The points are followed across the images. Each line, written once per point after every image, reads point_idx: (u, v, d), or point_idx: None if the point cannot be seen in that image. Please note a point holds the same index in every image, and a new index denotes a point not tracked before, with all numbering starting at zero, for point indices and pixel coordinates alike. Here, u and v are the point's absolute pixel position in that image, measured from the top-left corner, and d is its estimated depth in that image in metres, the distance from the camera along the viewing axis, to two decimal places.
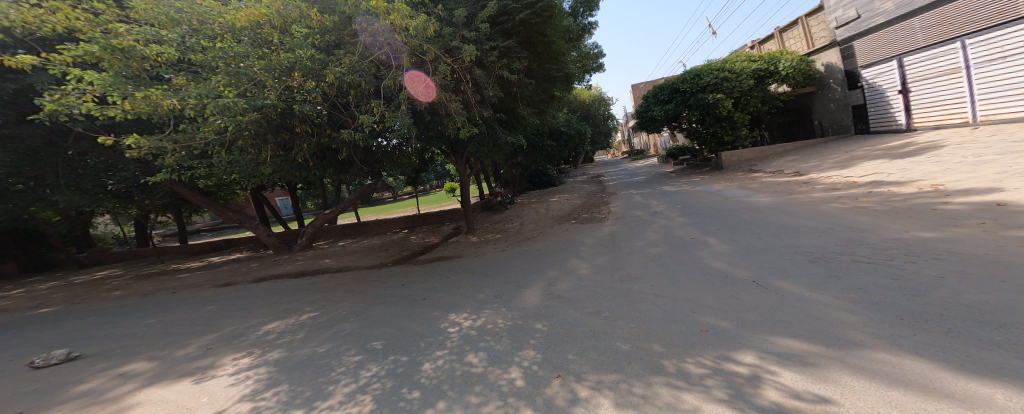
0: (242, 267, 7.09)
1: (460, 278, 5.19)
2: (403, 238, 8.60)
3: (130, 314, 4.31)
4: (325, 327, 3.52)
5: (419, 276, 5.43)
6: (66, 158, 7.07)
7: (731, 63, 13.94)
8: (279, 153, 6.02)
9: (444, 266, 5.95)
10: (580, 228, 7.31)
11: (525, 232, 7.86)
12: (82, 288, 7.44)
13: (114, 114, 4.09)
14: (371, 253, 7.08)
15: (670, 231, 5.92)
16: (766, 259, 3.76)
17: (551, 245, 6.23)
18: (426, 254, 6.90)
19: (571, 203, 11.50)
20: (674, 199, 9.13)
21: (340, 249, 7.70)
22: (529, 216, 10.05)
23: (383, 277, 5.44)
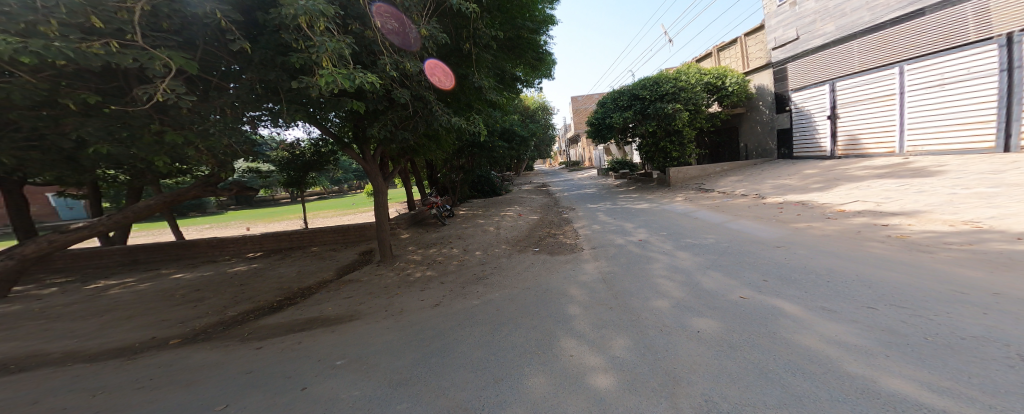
0: None
1: (324, 393, 2.32)
2: (256, 276, 5.27)
3: None
4: None
5: (224, 384, 2.41)
6: None
7: (686, 74, 13.55)
8: None
9: (305, 348, 2.99)
10: (551, 267, 4.99)
11: (472, 267, 5.36)
12: None
13: None
14: (161, 320, 3.70)
15: (698, 282, 3.92)
16: (1014, 382, 1.72)
17: (515, 306, 3.75)
18: (290, 314, 3.82)
19: (523, 220, 9.28)
20: (650, 221, 7.49)
21: (103, 310, 4.10)
22: (472, 238, 7.47)
23: (109, 394, 2.25)
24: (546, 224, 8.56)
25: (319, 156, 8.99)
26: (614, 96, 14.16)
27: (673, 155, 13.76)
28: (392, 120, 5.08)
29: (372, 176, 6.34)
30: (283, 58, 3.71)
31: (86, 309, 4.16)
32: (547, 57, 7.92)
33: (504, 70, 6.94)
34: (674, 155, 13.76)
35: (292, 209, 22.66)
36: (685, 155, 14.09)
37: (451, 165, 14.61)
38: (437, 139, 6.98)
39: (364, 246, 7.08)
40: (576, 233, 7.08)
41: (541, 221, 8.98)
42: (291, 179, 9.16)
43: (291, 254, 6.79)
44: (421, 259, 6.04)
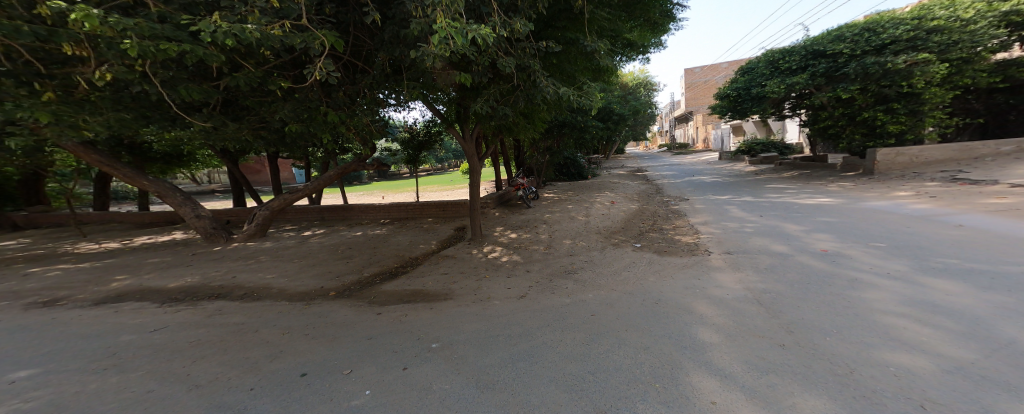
0: (185, 266, 5.95)
1: (419, 377, 2.29)
2: (382, 238, 6.89)
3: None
4: None
5: (345, 348, 2.71)
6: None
7: (959, 8, 10.67)
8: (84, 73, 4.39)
9: (405, 326, 3.20)
10: (664, 270, 4.38)
11: (561, 259, 5.52)
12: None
13: None
14: (322, 272, 5.04)
15: (991, 337, 2.26)
16: None
17: (614, 317, 3.19)
18: (402, 288, 4.54)
19: (620, 211, 8.83)
20: (797, 226, 5.91)
21: (299, 265, 5.54)
22: (559, 224, 7.75)
23: (291, 340, 2.94)
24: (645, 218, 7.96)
25: (429, 136, 9.88)
26: (789, 61, 12.34)
27: (891, 128, 11.07)
28: (495, 95, 5.47)
29: (469, 155, 6.59)
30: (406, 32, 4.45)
31: (303, 264, 5.83)
32: (671, 15, 6.93)
33: (621, 30, 6.34)
34: (891, 128, 11.02)
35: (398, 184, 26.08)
36: (913, 129, 11.11)
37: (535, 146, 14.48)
38: (532, 116, 7.05)
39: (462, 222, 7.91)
40: (684, 230, 6.39)
41: (638, 214, 8.41)
42: (410, 158, 10.35)
43: (422, 221, 8.09)
44: (513, 246, 6.43)
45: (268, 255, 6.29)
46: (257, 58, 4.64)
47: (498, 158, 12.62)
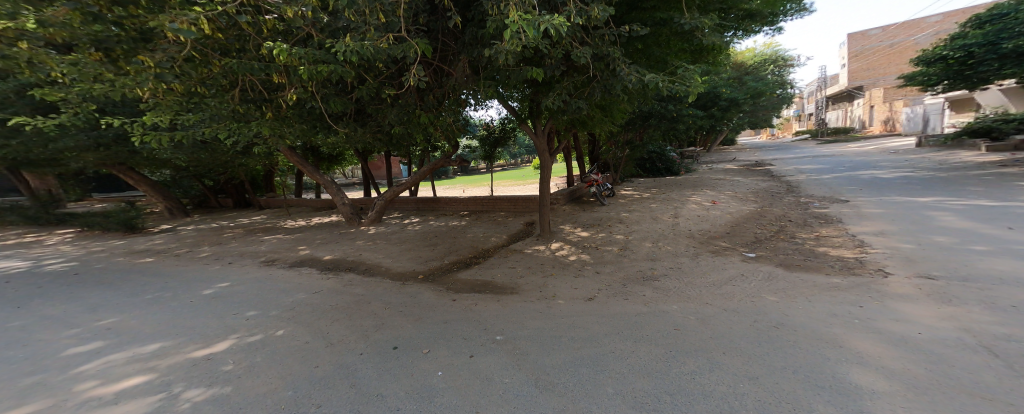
0: (321, 248, 7.52)
1: (481, 367, 2.55)
2: (459, 230, 7.47)
3: (175, 317, 4.17)
4: (243, 391, 2.46)
5: (427, 331, 3.33)
6: (202, 125, 8.51)
7: None
8: (270, 96, 6.04)
9: (474, 316, 3.62)
10: (765, 289, 3.85)
11: (637, 262, 5.16)
12: (215, 248, 8.68)
13: (190, 84, 5.10)
14: (409, 262, 5.81)
15: None
16: None
17: (705, 335, 2.82)
18: (479, 277, 4.90)
19: (720, 214, 7.82)
20: (991, 251, 4.36)
21: (397, 253, 6.49)
22: (639, 224, 7.19)
23: (391, 326, 3.58)
24: (748, 226, 6.89)
25: (502, 133, 10.32)
26: None
27: None
28: (568, 88, 5.27)
29: (539, 151, 6.54)
30: (481, 32, 4.75)
31: (406, 248, 6.78)
32: None
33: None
34: None
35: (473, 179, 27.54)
36: None
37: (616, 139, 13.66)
38: (608, 108, 6.62)
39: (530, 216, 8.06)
40: (794, 246, 5.43)
41: (734, 219, 7.38)
42: (486, 155, 10.74)
43: (502, 212, 8.51)
44: (592, 242, 6.33)
45: (381, 241, 7.50)
46: (374, 70, 5.66)
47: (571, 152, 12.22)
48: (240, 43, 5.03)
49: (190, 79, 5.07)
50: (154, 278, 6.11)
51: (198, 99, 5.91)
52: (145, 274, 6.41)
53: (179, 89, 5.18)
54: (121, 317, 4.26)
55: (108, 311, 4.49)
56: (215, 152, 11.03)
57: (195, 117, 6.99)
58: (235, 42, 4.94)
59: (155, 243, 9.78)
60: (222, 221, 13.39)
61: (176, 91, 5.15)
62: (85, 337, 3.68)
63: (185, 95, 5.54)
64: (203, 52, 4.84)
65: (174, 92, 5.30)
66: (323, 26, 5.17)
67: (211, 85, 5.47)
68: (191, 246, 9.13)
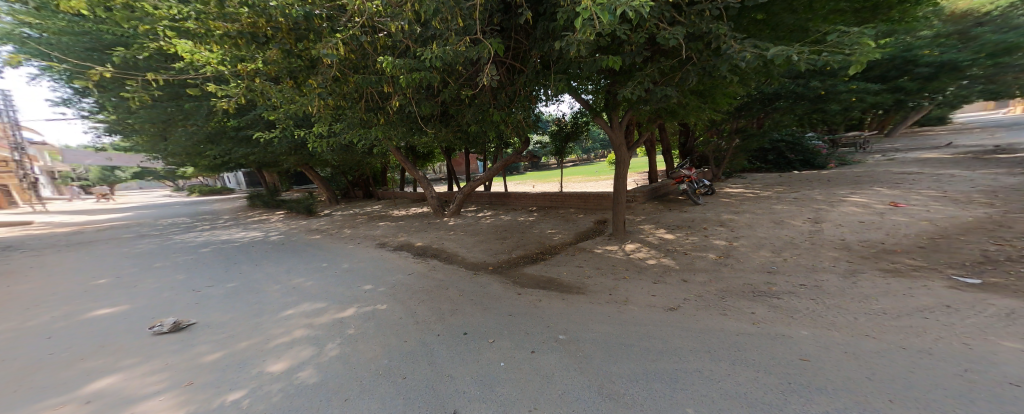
0: (420, 235, 8.60)
1: (544, 365, 2.60)
2: (529, 225, 7.63)
3: (308, 286, 5.34)
4: (344, 357, 3.05)
5: (493, 320, 3.51)
6: (337, 136, 10.54)
7: None
8: (381, 104, 7.08)
9: (538, 311, 3.63)
10: (932, 328, 2.72)
11: (733, 274, 4.39)
12: (347, 230, 10.76)
13: (342, 94, 6.42)
14: (482, 254, 6.18)
15: None
16: None
17: (841, 372, 2.19)
18: (540, 272, 4.93)
19: (873, 218, 6.02)
20: None
21: (477, 243, 6.96)
22: (746, 229, 6.08)
23: (462, 311, 3.87)
24: (910, 236, 5.16)
25: (576, 127, 9.91)
26: None
27: None
28: (652, 74, 4.74)
29: (616, 145, 6.11)
30: (554, 27, 4.61)
31: (480, 239, 7.20)
32: None
33: None
34: None
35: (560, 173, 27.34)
36: None
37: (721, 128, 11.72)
38: (703, 91, 5.72)
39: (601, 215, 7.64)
40: (984, 269, 3.86)
41: (877, 228, 5.63)
42: (558, 151, 10.53)
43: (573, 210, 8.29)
44: (671, 247, 5.65)
45: (461, 232, 8.15)
46: (456, 74, 6.08)
47: (655, 147, 11.04)
48: (362, 61, 5.97)
49: (342, 91, 6.35)
50: (305, 253, 7.93)
51: (348, 111, 7.40)
52: (300, 249, 8.38)
53: (341, 99, 6.51)
54: (282, 281, 5.69)
55: (271, 277, 6.02)
56: (349, 152, 13.54)
57: (340, 125, 8.82)
58: (363, 59, 5.91)
59: (313, 225, 12.73)
60: (355, 209, 16.45)
61: (338, 100, 6.54)
62: (272, 293, 5.11)
63: (344, 105, 7.00)
64: (346, 69, 5.98)
65: (337, 102, 6.70)
66: (415, 36, 5.66)
67: (357, 95, 6.65)
68: (333, 228, 11.52)
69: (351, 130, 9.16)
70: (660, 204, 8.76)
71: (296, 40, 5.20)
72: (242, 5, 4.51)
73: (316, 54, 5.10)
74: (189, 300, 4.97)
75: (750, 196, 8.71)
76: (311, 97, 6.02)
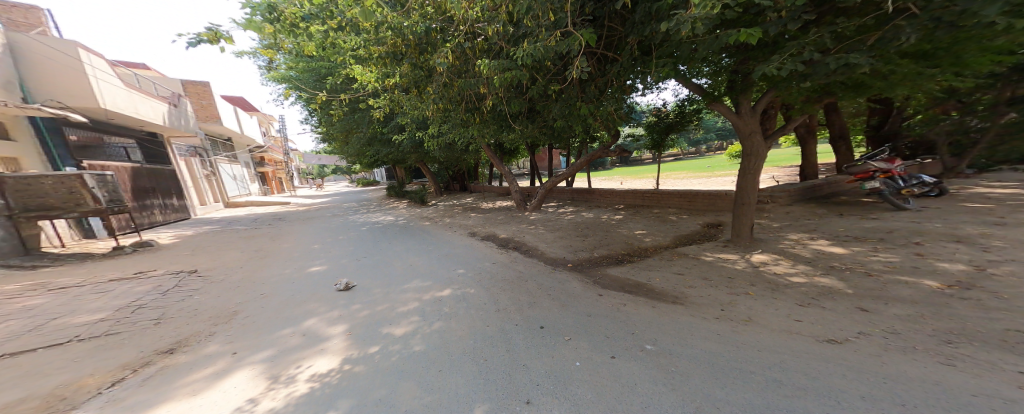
0: (509, 226, 8.90)
1: (626, 373, 2.40)
2: (616, 223, 7.32)
3: (410, 266, 6.06)
4: (430, 335, 3.36)
5: (572, 318, 3.39)
6: (441, 134, 11.64)
7: None
8: (477, 106, 7.51)
9: (622, 316, 3.36)
10: None
11: (894, 300, 3.33)
12: (447, 219, 11.86)
13: (449, 101, 7.08)
14: (566, 250, 6.06)
15: None
16: None
17: None
18: (629, 276, 4.54)
19: None
20: None
21: (563, 238, 6.85)
22: (922, 244, 4.55)
23: (540, 304, 3.84)
24: None
25: (680, 117, 8.83)
26: None
27: None
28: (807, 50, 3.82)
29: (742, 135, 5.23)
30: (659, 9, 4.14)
31: (559, 235, 7.14)
32: None
33: None
34: None
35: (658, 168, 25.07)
36: None
37: (927, 104, 8.38)
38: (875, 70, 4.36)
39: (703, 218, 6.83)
40: None
41: None
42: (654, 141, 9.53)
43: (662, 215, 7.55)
44: (791, 260, 4.63)
45: (540, 227, 8.20)
46: (544, 70, 6.05)
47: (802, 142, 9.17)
48: (464, 68, 6.40)
49: (451, 98, 7.00)
50: (411, 237, 9.03)
51: (458, 116, 8.13)
52: (408, 234, 9.57)
53: (450, 105, 7.29)
54: (392, 261, 6.60)
55: (384, 256, 7.03)
56: (451, 149, 14.78)
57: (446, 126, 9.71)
58: (466, 67, 6.35)
59: (420, 213, 14.47)
60: (455, 200, 17.95)
61: (450, 106, 7.31)
62: (385, 269, 5.98)
63: (455, 110, 7.75)
64: (454, 78, 6.54)
65: (448, 107, 7.52)
66: (509, 37, 5.70)
67: (460, 102, 7.24)
68: (435, 217, 12.81)
69: (454, 130, 10.00)
70: (805, 210, 7.29)
71: (418, 53, 6.25)
72: (387, 31, 5.82)
73: (432, 62, 5.99)
74: (346, 266, 6.37)
75: (938, 202, 6.50)
76: (427, 101, 7.34)
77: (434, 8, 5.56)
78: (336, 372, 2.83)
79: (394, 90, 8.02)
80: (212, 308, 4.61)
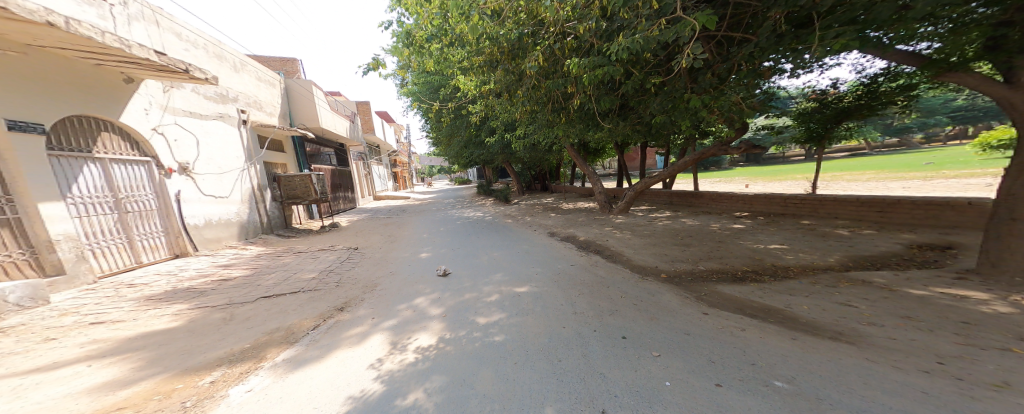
0: (594, 228, 8.62)
1: (732, 406, 2.09)
2: (723, 234, 6.63)
3: (496, 260, 6.34)
4: (515, 327, 3.47)
5: (664, 332, 3.11)
6: (529, 136, 11.84)
7: None
8: (564, 105, 7.41)
9: (729, 339, 2.94)
10: None
11: None
12: (531, 218, 12.06)
13: (534, 101, 7.18)
14: (658, 258, 5.59)
15: None
16: None
17: None
18: (738, 297, 3.93)
19: None
20: None
21: (656, 246, 6.35)
22: None
23: (626, 313, 3.61)
24: None
25: (864, 99, 7.20)
26: None
27: None
28: None
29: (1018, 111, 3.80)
30: None
31: (649, 243, 6.61)
32: None
33: None
34: None
35: (803, 168, 21.37)
36: None
37: None
38: None
39: (904, 239, 5.60)
40: None
41: None
42: (811, 128, 8.37)
43: (803, 236, 6.23)
44: (987, 297, 3.45)
45: (626, 232, 7.74)
46: (643, 63, 5.70)
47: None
48: (553, 68, 6.39)
49: (539, 97, 7.03)
50: (497, 233, 9.43)
51: (544, 118, 8.18)
52: (494, 230, 10.01)
53: (535, 105, 7.38)
54: (484, 253, 6.99)
55: (472, 249, 7.50)
56: (536, 149, 14.98)
57: (531, 127, 9.90)
58: (555, 68, 6.32)
59: (505, 211, 15.00)
60: (538, 200, 18.15)
61: (536, 106, 7.40)
62: (477, 260, 6.39)
63: (540, 111, 7.79)
64: (541, 79, 6.59)
65: (534, 108, 7.60)
66: (601, 33, 5.48)
67: (546, 102, 7.28)
68: (519, 215, 13.10)
69: (539, 131, 10.10)
70: None
71: (511, 59, 6.53)
72: (485, 42, 6.30)
73: (522, 66, 6.22)
74: (440, 255, 7.00)
75: None
76: (517, 105, 7.60)
77: (526, 14, 5.63)
78: (433, 348, 3.13)
79: (489, 96, 8.48)
80: (339, 281, 5.56)
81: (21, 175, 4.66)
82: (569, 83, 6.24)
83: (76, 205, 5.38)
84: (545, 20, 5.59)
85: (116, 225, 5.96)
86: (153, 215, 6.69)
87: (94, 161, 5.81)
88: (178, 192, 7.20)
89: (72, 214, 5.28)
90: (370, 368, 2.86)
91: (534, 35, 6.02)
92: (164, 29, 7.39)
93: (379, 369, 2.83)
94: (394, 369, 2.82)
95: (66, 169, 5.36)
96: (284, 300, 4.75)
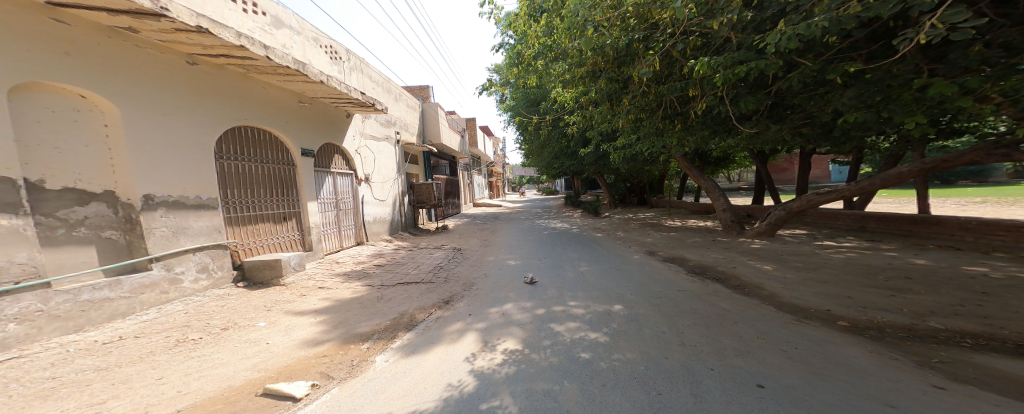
0: (716, 252, 7.52)
1: None
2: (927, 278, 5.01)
3: (603, 275, 6.08)
4: (608, 347, 3.27)
5: (825, 390, 2.49)
6: (634, 146, 11.16)
7: None
8: (679, 110, 6.75)
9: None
10: None
11: None
12: (636, 233, 11.29)
13: (640, 110, 6.76)
14: (819, 299, 4.52)
15: None
16: None
17: None
18: (966, 366, 2.84)
19: None
20: None
21: (822, 283, 5.14)
22: None
23: (763, 356, 3.04)
24: None
25: None
26: None
27: None
28: None
29: None
30: None
31: (811, 279, 5.40)
32: None
33: None
34: None
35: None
36: None
37: None
38: None
39: None
40: None
41: None
42: None
43: None
44: None
45: (767, 261, 6.48)
46: (815, 50, 4.77)
47: None
48: (671, 69, 5.91)
49: (649, 102, 6.57)
50: (600, 246, 9.05)
51: (655, 126, 7.58)
52: (598, 243, 9.65)
53: (644, 112, 6.94)
54: (586, 266, 6.76)
55: (571, 260, 7.38)
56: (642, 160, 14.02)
57: (638, 137, 9.32)
58: (675, 68, 5.82)
59: (599, 223, 14.42)
60: (642, 214, 16.91)
61: (646, 112, 6.93)
62: (574, 273, 6.28)
63: (650, 119, 7.26)
64: (653, 84, 6.17)
65: (648, 114, 7.08)
66: (744, 24, 4.91)
67: (659, 108, 6.75)
68: (621, 229, 12.39)
69: (642, 140, 9.45)
70: None
71: (616, 66, 6.28)
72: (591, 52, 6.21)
73: (630, 72, 5.87)
74: (532, 263, 7.14)
75: None
76: (620, 113, 7.23)
77: (637, 19, 5.37)
78: (518, 352, 3.22)
79: (587, 106, 8.31)
80: (449, 278, 6.11)
81: (303, 185, 7.26)
82: (693, 86, 5.64)
83: (322, 203, 7.94)
84: (665, 22, 5.23)
85: (334, 218, 8.35)
86: (350, 213, 9.06)
87: (329, 174, 8.29)
88: (363, 196, 9.56)
89: (320, 209, 7.81)
90: (464, 361, 3.09)
91: (645, 39, 5.69)
92: (365, 75, 9.62)
93: (472, 364, 3.02)
94: (481, 363, 3.03)
95: (318, 180, 7.89)
96: (411, 287, 5.53)
